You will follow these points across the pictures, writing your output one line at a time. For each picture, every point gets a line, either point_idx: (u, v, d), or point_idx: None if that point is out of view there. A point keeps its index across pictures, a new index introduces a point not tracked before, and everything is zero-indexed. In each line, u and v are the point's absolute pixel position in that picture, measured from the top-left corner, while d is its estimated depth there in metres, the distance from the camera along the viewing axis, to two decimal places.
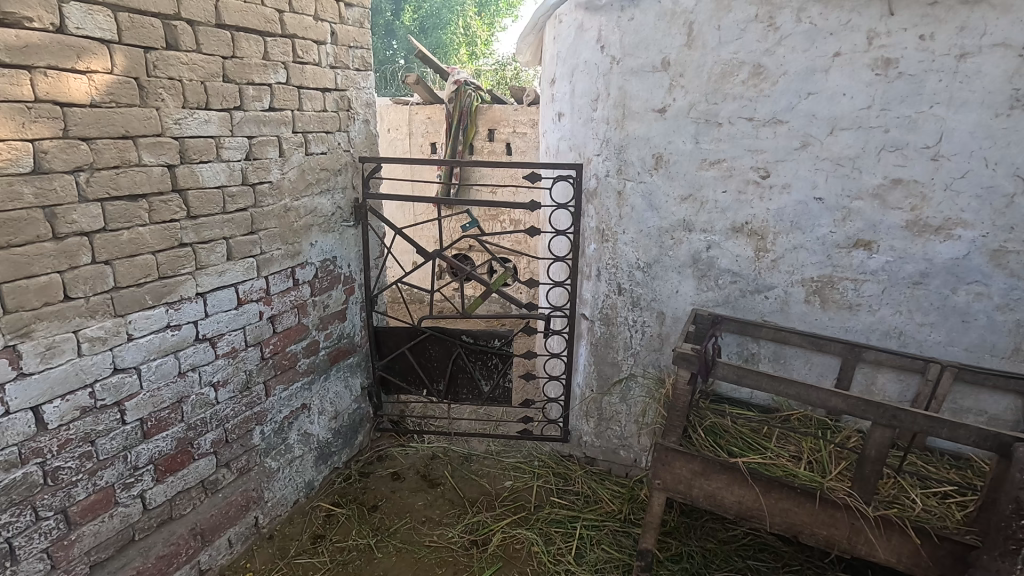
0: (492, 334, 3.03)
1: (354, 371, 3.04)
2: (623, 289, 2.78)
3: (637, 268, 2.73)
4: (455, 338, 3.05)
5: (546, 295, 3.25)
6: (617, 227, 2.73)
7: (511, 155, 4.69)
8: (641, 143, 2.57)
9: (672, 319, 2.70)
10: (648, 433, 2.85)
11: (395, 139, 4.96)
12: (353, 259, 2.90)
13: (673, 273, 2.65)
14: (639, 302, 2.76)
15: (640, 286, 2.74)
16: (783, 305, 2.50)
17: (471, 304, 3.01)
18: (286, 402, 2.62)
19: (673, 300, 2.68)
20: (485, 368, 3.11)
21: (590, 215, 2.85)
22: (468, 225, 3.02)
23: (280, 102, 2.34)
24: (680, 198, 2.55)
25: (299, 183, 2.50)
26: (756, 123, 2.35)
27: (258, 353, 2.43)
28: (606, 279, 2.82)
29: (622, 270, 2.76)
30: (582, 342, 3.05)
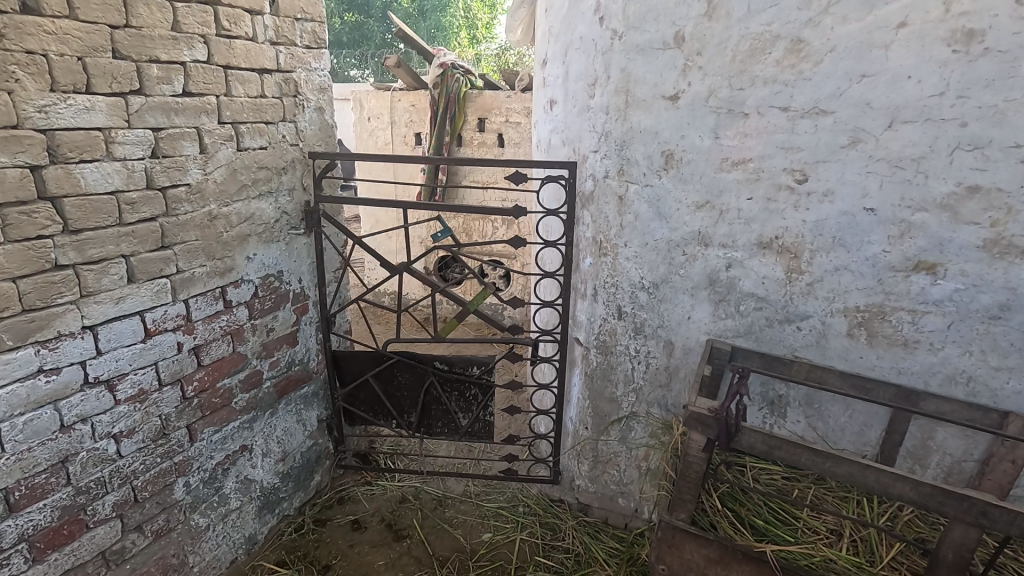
0: (470, 362, 2.59)
1: (310, 403, 2.62)
2: (623, 313, 2.32)
3: (640, 289, 2.26)
4: (427, 365, 2.61)
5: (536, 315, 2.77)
6: (617, 240, 2.27)
7: (504, 147, 4.22)
8: (646, 138, 2.10)
9: (682, 351, 2.25)
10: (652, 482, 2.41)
11: (375, 129, 4.48)
12: (304, 273, 2.47)
13: (684, 296, 2.19)
14: (643, 329, 2.31)
15: (644, 310, 2.28)
16: (819, 338, 2.03)
17: (444, 328, 2.53)
18: (218, 446, 2.20)
19: (683, 328, 2.23)
20: (462, 399, 2.68)
21: (585, 224, 2.39)
22: (439, 234, 2.53)
23: (199, 85, 1.88)
24: (694, 206, 2.09)
25: (228, 185, 2.05)
26: (792, 114, 1.87)
27: (177, 393, 2.00)
28: (604, 300, 2.37)
29: (622, 290, 2.30)
30: (576, 371, 2.60)
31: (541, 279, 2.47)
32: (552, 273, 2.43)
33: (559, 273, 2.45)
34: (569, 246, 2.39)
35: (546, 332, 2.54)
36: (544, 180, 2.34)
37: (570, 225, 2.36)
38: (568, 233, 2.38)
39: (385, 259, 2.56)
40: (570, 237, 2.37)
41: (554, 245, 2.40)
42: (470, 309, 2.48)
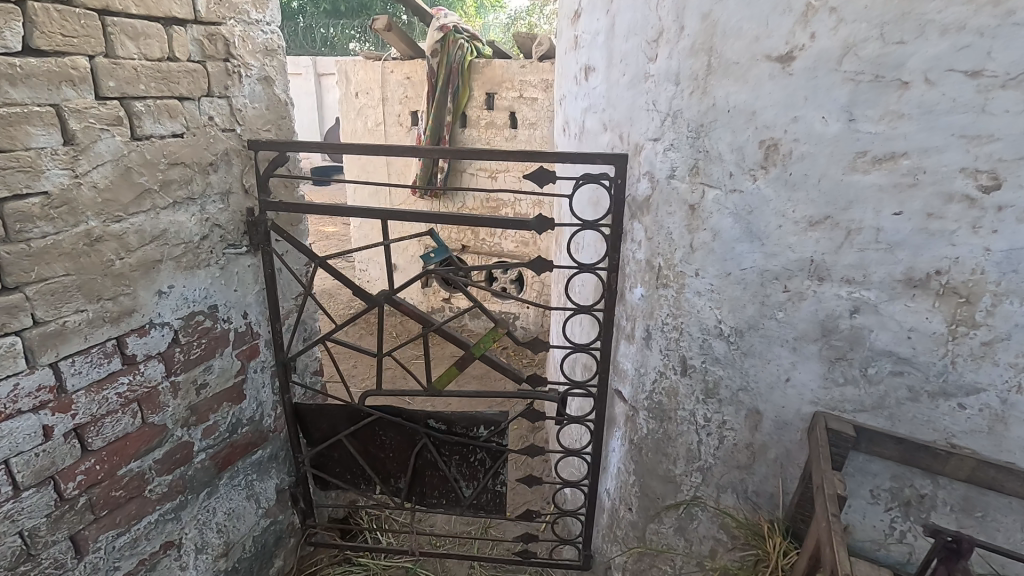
0: (475, 420, 1.96)
1: (264, 471, 2.00)
2: (690, 367, 1.66)
3: (715, 337, 1.60)
4: (419, 423, 1.99)
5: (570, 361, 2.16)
6: (685, 267, 1.59)
7: (517, 129, 3.51)
8: (738, 122, 1.41)
9: (773, 425, 1.60)
10: None
11: (364, 107, 3.80)
12: (250, 304, 1.82)
13: (781, 350, 1.53)
14: (718, 391, 1.65)
15: (721, 365, 1.62)
16: (993, 424, 1.36)
17: (440, 379, 1.87)
18: (124, 553, 1.59)
19: (777, 393, 1.57)
20: (465, 465, 2.06)
21: (636, 240, 1.71)
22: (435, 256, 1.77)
23: (54, 37, 1.22)
24: (806, 223, 1.41)
25: (119, 191, 1.40)
26: (984, 82, 1.16)
27: (48, 496, 1.38)
28: (661, 348, 1.70)
29: (688, 337, 1.64)
30: (617, 433, 1.95)
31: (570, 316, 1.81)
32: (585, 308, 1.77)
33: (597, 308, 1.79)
34: (613, 271, 1.72)
35: (576, 385, 1.89)
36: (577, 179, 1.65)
37: (615, 243, 1.69)
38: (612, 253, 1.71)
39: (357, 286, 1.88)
40: (615, 260, 1.71)
41: (590, 270, 1.74)
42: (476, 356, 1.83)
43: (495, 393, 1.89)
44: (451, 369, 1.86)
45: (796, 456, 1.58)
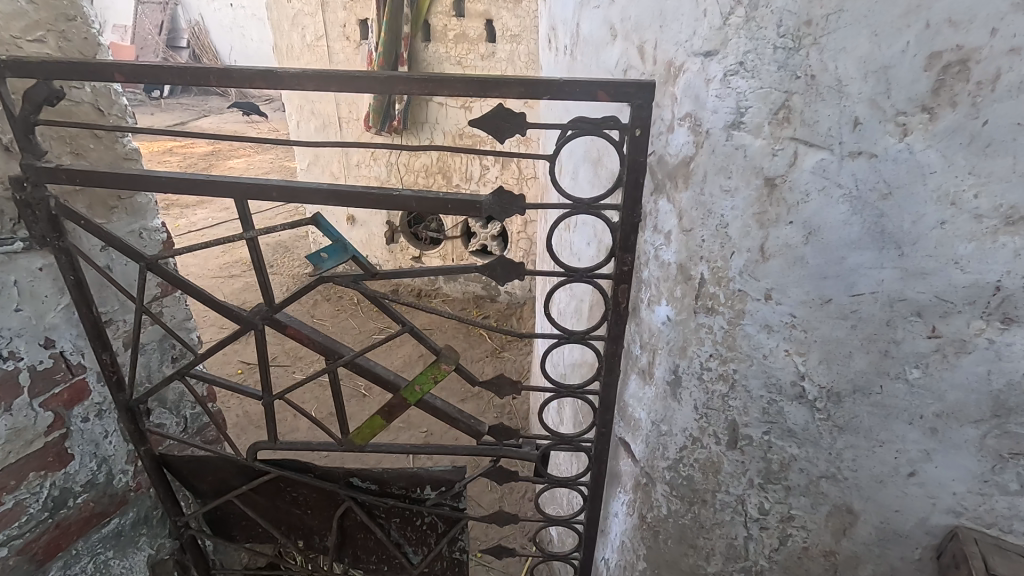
0: (418, 480, 1.37)
1: (122, 545, 1.43)
2: (742, 437, 1.04)
3: (790, 399, 0.96)
4: (340, 481, 1.40)
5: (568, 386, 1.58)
6: (747, 284, 0.92)
7: (496, 43, 2.70)
8: (887, 13, 0.70)
9: (875, 533, 1.00)
10: None
11: (299, 16, 2.94)
12: (49, 326, 1.17)
13: (909, 430, 0.90)
14: (788, 475, 1.03)
15: (796, 441, 0.99)
16: None
17: (359, 433, 1.26)
18: None
19: (891, 491, 0.96)
20: (409, 529, 1.49)
21: (661, 229, 1.02)
22: (330, 254, 1.04)
23: None
24: (998, 218, 0.75)
25: None
26: None
27: None
28: (696, 404, 1.06)
29: (744, 393, 1.00)
30: (620, 496, 1.35)
31: (552, 345, 1.15)
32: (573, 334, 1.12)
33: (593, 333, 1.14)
34: (621, 280, 1.05)
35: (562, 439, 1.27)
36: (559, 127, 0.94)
37: (625, 237, 1.01)
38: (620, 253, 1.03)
39: (215, 300, 1.19)
40: (626, 264, 1.03)
41: (583, 279, 1.06)
42: (411, 404, 1.19)
43: (442, 449, 1.28)
44: (376, 418, 1.23)
45: None
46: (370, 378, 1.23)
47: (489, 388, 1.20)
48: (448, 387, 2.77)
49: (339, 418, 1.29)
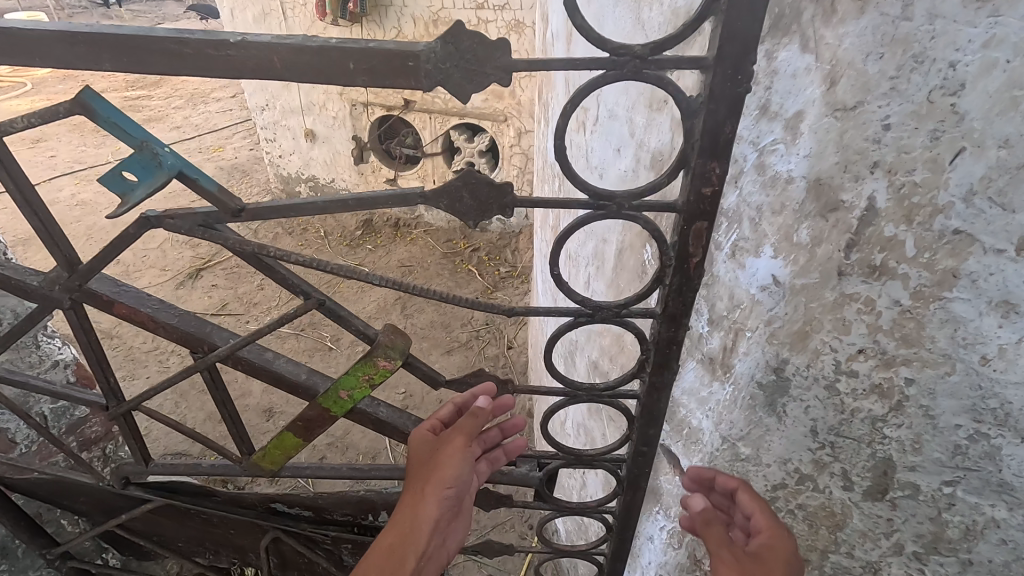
0: (367, 507, 1.00)
1: None
2: (897, 487, 0.59)
3: (1020, 437, 0.51)
4: (261, 508, 1.02)
5: (586, 363, 1.11)
6: (982, 218, 0.45)
7: None
8: None
9: None
10: None
11: None
12: None
13: None
14: (971, 547, 0.60)
15: (1005, 501, 0.55)
16: None
17: (266, 456, 0.83)
18: None
19: None
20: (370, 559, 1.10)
21: (778, 112, 0.51)
22: (145, 178, 0.53)
23: None
24: None
25: None
26: None
27: None
28: (815, 427, 0.61)
29: (920, 420, 0.54)
30: (659, 520, 0.93)
31: (559, 328, 0.69)
32: (598, 308, 0.66)
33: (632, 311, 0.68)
34: (695, 213, 0.57)
35: (578, 457, 0.84)
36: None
37: (714, 123, 0.51)
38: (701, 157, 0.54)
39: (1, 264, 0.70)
40: (711, 180, 0.55)
41: (622, 213, 0.58)
42: (339, 418, 0.75)
43: (396, 474, 0.87)
44: (288, 435, 0.80)
45: None
46: (268, 378, 0.77)
47: (463, 389, 0.75)
48: (430, 336, 2.33)
49: (238, 435, 0.84)
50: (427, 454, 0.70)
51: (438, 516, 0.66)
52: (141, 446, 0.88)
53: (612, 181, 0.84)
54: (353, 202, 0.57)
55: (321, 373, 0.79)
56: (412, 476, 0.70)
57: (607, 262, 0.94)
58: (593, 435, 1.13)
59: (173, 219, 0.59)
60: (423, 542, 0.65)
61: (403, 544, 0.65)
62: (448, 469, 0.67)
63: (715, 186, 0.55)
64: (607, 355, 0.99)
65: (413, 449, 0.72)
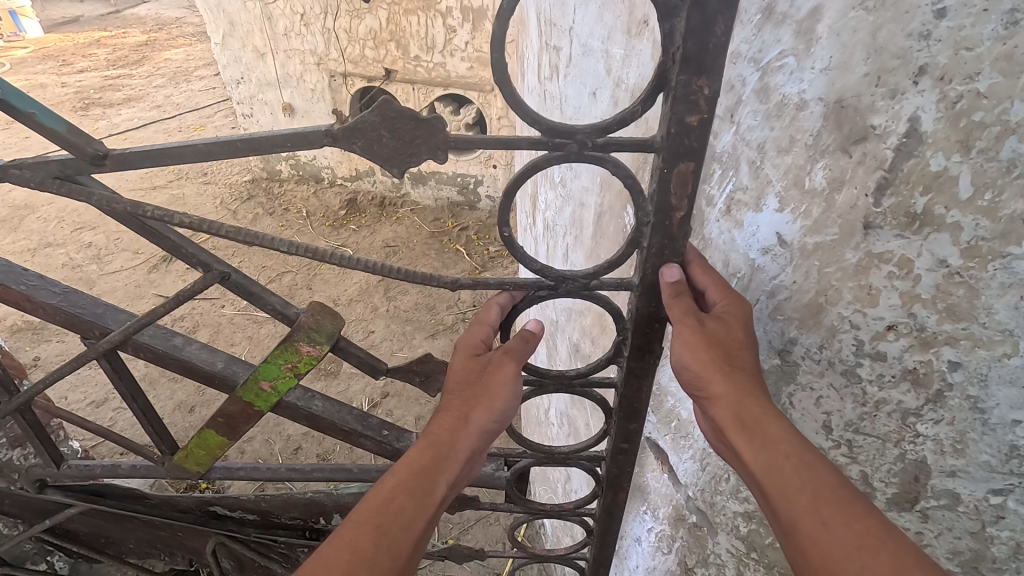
0: (316, 508, 0.92)
1: None
2: (931, 497, 0.48)
3: None
4: (198, 512, 0.95)
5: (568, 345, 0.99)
6: None
7: None
8: None
9: None
10: None
11: None
12: None
13: None
14: None
15: None
16: None
17: (186, 455, 0.71)
18: None
19: None
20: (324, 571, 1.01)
21: (787, 15, 0.40)
22: None
23: None
24: None
25: None
26: None
27: None
28: (830, 419, 0.50)
29: (966, 415, 0.42)
30: (646, 519, 0.82)
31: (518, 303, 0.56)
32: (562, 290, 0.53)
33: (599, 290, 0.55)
34: (679, 148, 0.43)
35: (550, 455, 0.73)
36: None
37: (703, 19, 0.38)
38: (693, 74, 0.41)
39: None
40: (698, 106, 0.42)
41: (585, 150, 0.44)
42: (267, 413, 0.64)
43: (343, 474, 0.79)
44: (211, 433, 0.68)
45: None
46: (179, 367, 0.66)
47: (410, 377, 0.65)
48: (414, 319, 2.21)
49: (156, 432, 0.73)
50: (473, 369, 0.55)
51: (477, 448, 0.53)
52: (49, 448, 0.82)
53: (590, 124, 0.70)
54: (242, 144, 0.44)
55: (243, 361, 0.68)
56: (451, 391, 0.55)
57: (587, 227, 0.81)
58: (577, 427, 1.01)
59: (21, 169, 0.47)
60: (458, 472, 0.53)
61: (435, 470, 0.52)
62: (503, 391, 0.53)
63: (704, 115, 0.42)
64: (589, 336, 0.87)
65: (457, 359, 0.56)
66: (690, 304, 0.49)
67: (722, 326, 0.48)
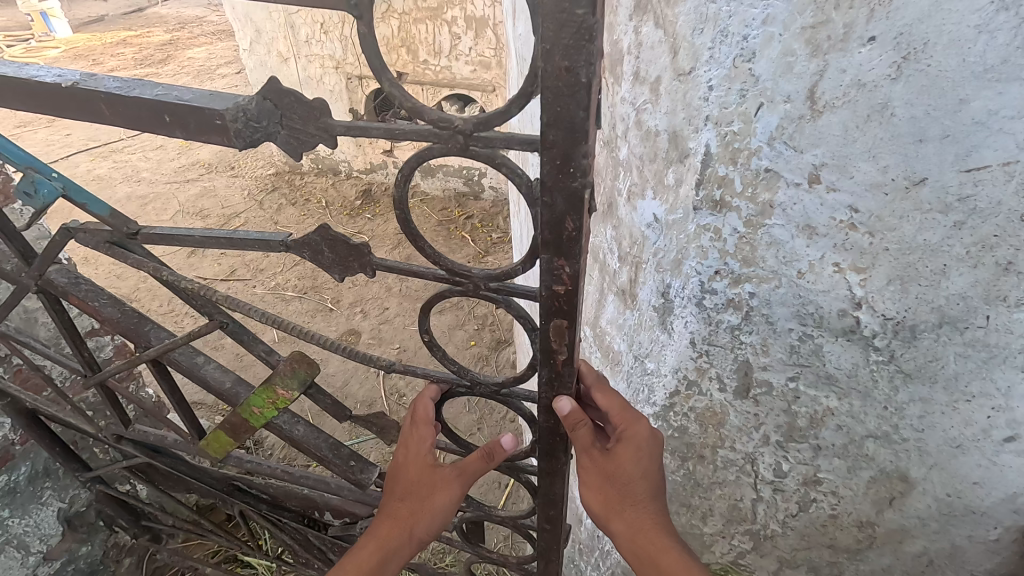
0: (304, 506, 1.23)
1: (21, 503, 1.25)
2: (757, 385, 0.73)
3: (834, 336, 0.64)
4: (225, 485, 1.26)
5: None
6: (782, 158, 0.56)
7: None
8: None
9: (934, 506, 0.72)
10: None
11: None
12: None
13: (1016, 380, 0.59)
14: (816, 429, 0.73)
15: (835, 392, 0.69)
16: None
17: (214, 446, 0.98)
18: None
19: (970, 459, 0.66)
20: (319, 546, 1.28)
21: (646, 77, 0.62)
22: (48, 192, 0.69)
23: None
24: None
25: None
26: None
27: None
28: (693, 337, 0.74)
29: (763, 326, 0.68)
30: None
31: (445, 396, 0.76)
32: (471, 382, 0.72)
33: (513, 390, 0.74)
34: (549, 310, 0.58)
35: (494, 515, 0.93)
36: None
37: (554, 216, 0.50)
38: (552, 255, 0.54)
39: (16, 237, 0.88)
40: (561, 278, 0.55)
41: (482, 288, 0.60)
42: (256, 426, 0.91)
43: (322, 484, 1.08)
44: (220, 434, 0.96)
45: (970, 561, 0.75)
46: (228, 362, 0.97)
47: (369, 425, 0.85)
48: (424, 297, 2.48)
49: (190, 423, 1.10)
50: (425, 476, 0.75)
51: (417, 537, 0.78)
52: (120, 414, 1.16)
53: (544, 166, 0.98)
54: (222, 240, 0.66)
55: (245, 382, 0.97)
56: (405, 488, 0.76)
57: None
58: None
59: (83, 234, 0.76)
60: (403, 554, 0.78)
61: (389, 556, 0.76)
62: (445, 498, 0.76)
63: (567, 287, 0.55)
64: None
65: (414, 465, 0.76)
66: (592, 444, 0.68)
67: (618, 451, 0.69)
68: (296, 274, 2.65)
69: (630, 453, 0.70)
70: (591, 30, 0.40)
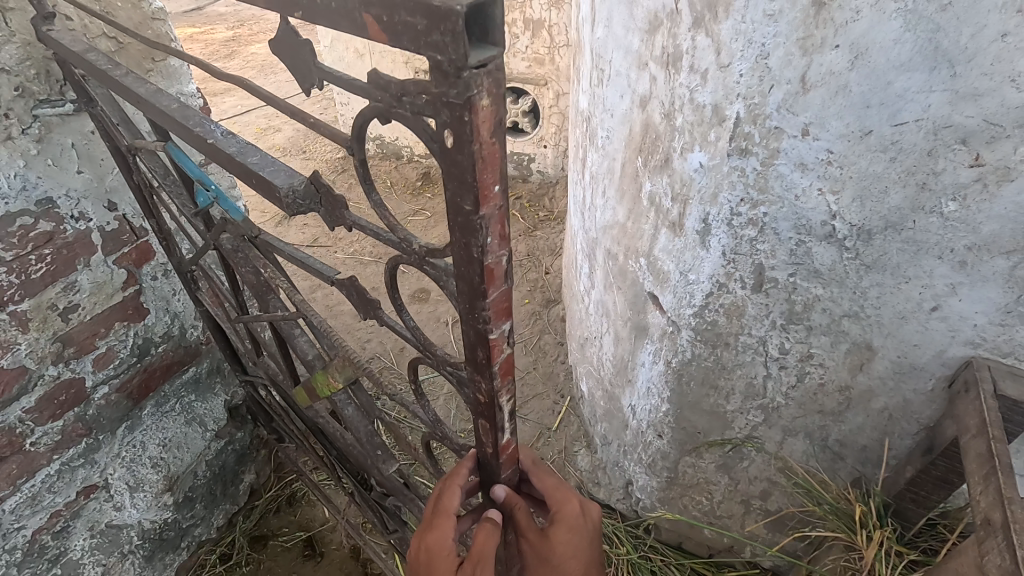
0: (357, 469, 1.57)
1: (204, 391, 1.65)
2: (768, 281, 1.07)
3: (819, 240, 0.97)
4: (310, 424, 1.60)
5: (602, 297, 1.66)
6: (785, 119, 0.90)
7: None
8: None
9: (891, 367, 1.05)
10: (773, 524, 1.42)
11: None
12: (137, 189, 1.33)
13: (937, 265, 0.91)
14: (808, 310, 1.06)
15: (820, 283, 1.02)
16: None
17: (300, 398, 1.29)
18: (30, 509, 1.30)
19: (912, 326, 0.99)
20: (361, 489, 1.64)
21: None
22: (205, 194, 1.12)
23: None
24: None
25: None
26: None
27: None
28: (724, 250, 1.08)
29: (772, 236, 1.01)
30: (648, 346, 1.38)
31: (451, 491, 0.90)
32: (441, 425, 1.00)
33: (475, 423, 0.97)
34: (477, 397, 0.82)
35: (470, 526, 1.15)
36: (439, 140, 0.58)
37: (469, 333, 0.74)
38: (476, 368, 0.79)
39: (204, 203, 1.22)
40: (479, 376, 0.79)
41: (442, 365, 0.84)
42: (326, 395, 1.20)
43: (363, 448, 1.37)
44: (301, 394, 1.28)
45: (917, 411, 1.08)
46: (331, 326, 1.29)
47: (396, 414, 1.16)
48: None
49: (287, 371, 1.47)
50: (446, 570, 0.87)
51: None
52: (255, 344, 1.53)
53: (613, 142, 1.36)
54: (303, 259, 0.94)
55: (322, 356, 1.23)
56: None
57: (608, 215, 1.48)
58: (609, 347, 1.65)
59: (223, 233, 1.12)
60: None
61: None
62: None
63: (485, 396, 0.81)
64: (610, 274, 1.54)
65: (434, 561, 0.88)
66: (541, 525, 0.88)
67: (555, 535, 0.90)
68: (369, 243, 3.04)
69: (564, 536, 0.91)
70: (472, 225, 0.62)
